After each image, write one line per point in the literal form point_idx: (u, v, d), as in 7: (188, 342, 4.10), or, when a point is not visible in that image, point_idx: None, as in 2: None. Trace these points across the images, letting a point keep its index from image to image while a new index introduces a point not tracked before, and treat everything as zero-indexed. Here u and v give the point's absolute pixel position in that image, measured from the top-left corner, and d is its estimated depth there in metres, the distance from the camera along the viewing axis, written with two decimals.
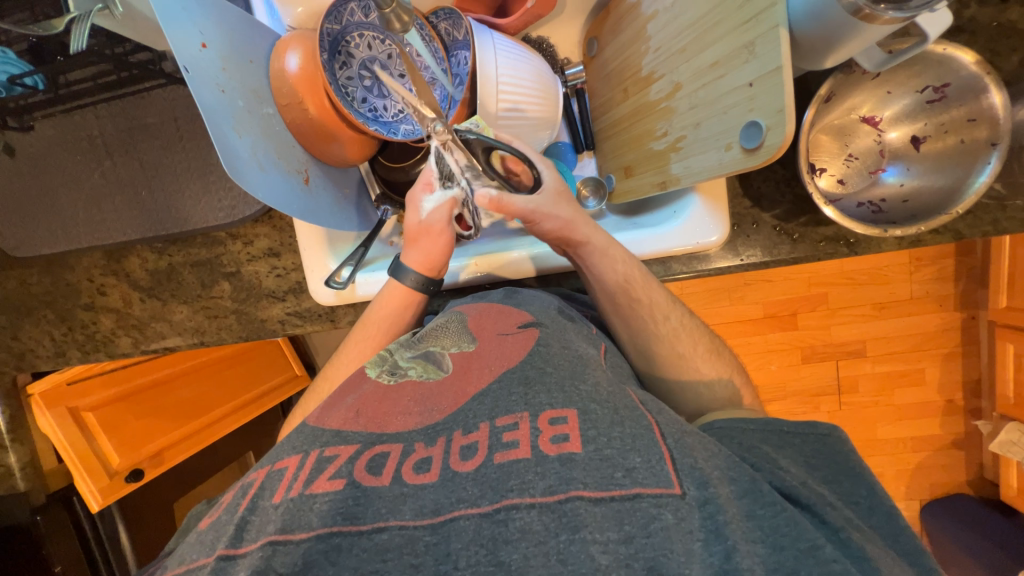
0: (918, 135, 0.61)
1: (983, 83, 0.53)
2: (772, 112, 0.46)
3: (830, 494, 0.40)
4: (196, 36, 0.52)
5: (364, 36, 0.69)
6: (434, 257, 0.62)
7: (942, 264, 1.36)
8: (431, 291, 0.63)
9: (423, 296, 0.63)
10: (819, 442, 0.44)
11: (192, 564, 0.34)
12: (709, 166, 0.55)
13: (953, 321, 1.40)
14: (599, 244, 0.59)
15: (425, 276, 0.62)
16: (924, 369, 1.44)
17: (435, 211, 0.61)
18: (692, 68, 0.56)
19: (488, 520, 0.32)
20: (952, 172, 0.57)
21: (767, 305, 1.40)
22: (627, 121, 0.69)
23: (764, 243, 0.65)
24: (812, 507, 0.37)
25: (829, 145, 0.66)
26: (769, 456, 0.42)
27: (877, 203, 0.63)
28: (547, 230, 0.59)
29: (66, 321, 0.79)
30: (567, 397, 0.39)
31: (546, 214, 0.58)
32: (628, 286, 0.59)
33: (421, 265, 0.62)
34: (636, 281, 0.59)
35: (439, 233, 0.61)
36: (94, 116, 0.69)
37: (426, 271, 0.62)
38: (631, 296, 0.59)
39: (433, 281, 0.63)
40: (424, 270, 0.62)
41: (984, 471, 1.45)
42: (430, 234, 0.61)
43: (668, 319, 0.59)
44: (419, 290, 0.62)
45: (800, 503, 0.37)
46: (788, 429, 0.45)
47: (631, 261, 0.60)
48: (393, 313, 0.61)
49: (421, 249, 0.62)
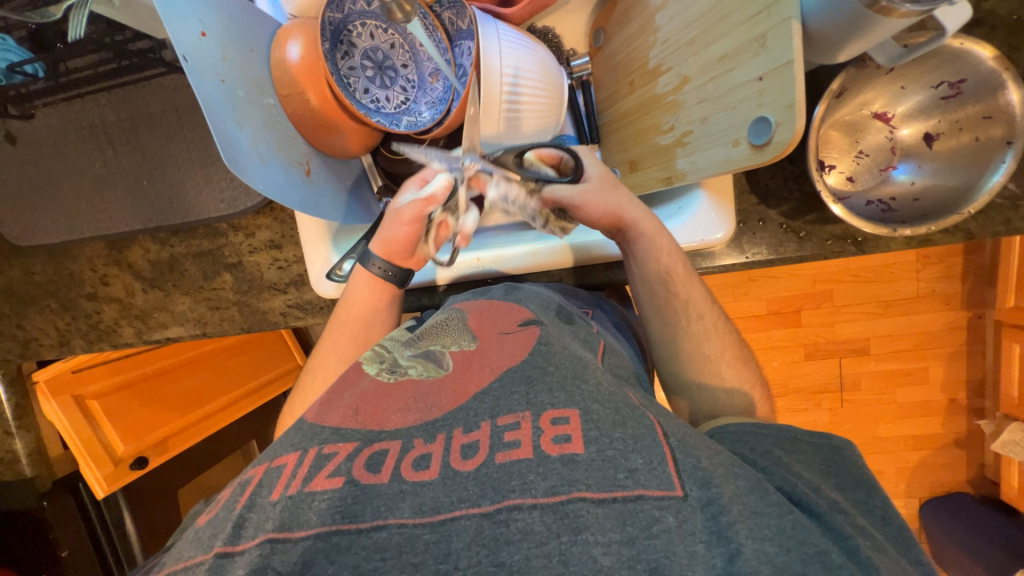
0: (931, 132, 0.60)
1: (1001, 78, 0.51)
2: (782, 107, 0.45)
3: (843, 500, 0.40)
4: (195, 24, 0.51)
5: (367, 25, 0.68)
6: (392, 249, 0.61)
7: (949, 263, 1.35)
8: (396, 280, 0.63)
9: (390, 284, 0.63)
10: (832, 453, 0.44)
11: (190, 561, 0.34)
12: (715, 162, 0.54)
13: (959, 320, 1.39)
14: (650, 228, 0.58)
15: (386, 263, 0.62)
16: (928, 368, 1.43)
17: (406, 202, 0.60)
18: (700, 61, 0.54)
19: (489, 519, 0.32)
20: (965, 171, 0.56)
21: (770, 301, 1.39)
22: (634, 114, 0.68)
23: (769, 240, 0.64)
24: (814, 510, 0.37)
25: (840, 141, 0.65)
26: (781, 460, 0.42)
27: (886, 202, 0.62)
28: (602, 211, 0.58)
29: (70, 310, 0.79)
30: (569, 397, 0.39)
31: (604, 194, 0.58)
32: (670, 276, 0.59)
33: (384, 251, 0.61)
34: (680, 273, 0.59)
35: (404, 224, 0.60)
36: (96, 104, 0.69)
37: (387, 257, 0.62)
38: (668, 287, 0.59)
39: (397, 270, 0.63)
40: (386, 259, 0.62)
41: (985, 470, 1.45)
42: (395, 221, 0.60)
43: (701, 317, 0.59)
44: (384, 279, 0.62)
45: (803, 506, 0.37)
46: (801, 438, 0.45)
47: (673, 246, 0.59)
48: (375, 301, 0.62)
49: (384, 236, 0.61)
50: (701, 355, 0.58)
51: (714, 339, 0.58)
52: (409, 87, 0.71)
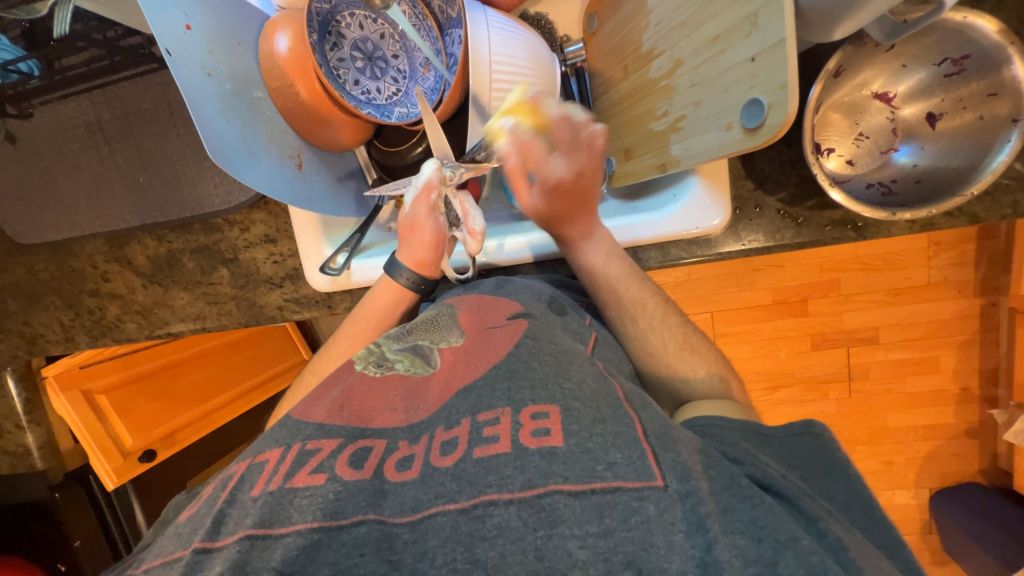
0: (934, 112, 0.58)
1: (1005, 53, 0.49)
2: (773, 89, 0.44)
3: (810, 491, 0.39)
4: (179, 17, 0.51)
5: (355, 15, 0.67)
6: (422, 258, 0.61)
7: (962, 249, 1.31)
8: (423, 291, 0.62)
9: (416, 295, 0.62)
10: (799, 444, 0.43)
11: (169, 557, 0.34)
12: (708, 147, 0.53)
13: (973, 308, 1.35)
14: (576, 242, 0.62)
15: (417, 273, 0.61)
16: (940, 356, 1.40)
17: (412, 206, 0.60)
18: (693, 43, 0.53)
19: (465, 515, 0.32)
20: (969, 151, 0.54)
21: (776, 290, 1.37)
22: (628, 100, 0.66)
23: (766, 227, 0.63)
24: (793, 500, 0.36)
25: (840, 122, 0.62)
26: (750, 451, 0.40)
27: (887, 184, 0.60)
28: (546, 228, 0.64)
29: (73, 306, 0.80)
30: (550, 394, 0.39)
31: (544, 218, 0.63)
32: (596, 277, 0.60)
33: (415, 261, 0.61)
34: (604, 277, 0.59)
35: (421, 227, 0.60)
36: (91, 102, 0.69)
37: (417, 268, 0.62)
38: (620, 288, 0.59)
39: (426, 281, 0.62)
40: (414, 268, 0.61)
41: (997, 460, 1.42)
42: (417, 231, 0.61)
43: (637, 321, 0.58)
44: (412, 289, 0.61)
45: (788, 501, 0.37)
46: (768, 431, 0.44)
47: (607, 253, 0.61)
48: (387, 309, 0.61)
49: (410, 246, 0.61)
50: (696, 345, 0.56)
51: (660, 333, 0.57)
52: (401, 77, 0.69)
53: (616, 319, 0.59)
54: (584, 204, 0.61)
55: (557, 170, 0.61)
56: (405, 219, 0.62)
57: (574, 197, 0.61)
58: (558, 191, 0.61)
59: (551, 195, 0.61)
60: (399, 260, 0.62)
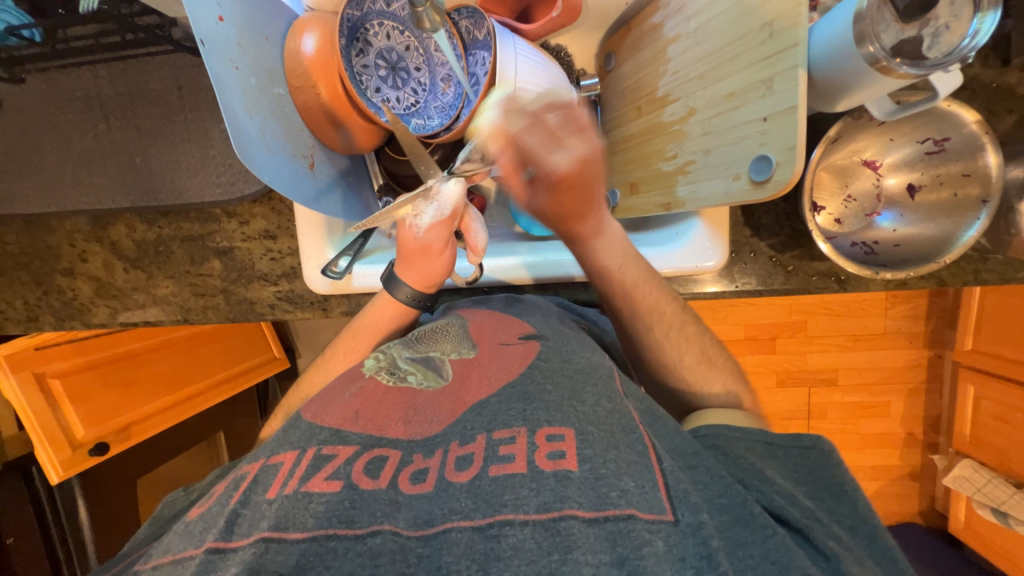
0: (913, 183, 0.64)
1: (980, 142, 0.57)
2: (782, 148, 0.48)
3: (825, 510, 0.42)
4: (213, 8, 0.50)
5: (384, 25, 0.68)
6: (430, 277, 0.60)
7: (915, 303, 1.43)
8: (424, 306, 0.62)
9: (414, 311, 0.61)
10: (816, 455, 0.46)
11: (181, 554, 0.34)
12: (715, 193, 0.56)
13: (921, 358, 1.47)
14: (589, 230, 0.57)
15: (417, 291, 0.60)
16: (891, 402, 1.50)
17: (431, 231, 0.56)
18: (708, 95, 0.56)
19: (480, 533, 0.33)
20: (941, 223, 0.61)
21: (748, 327, 1.44)
22: (637, 139, 0.70)
23: (759, 272, 0.67)
24: (807, 533, 0.38)
25: (831, 184, 0.67)
26: (756, 469, 0.43)
27: (870, 245, 0.65)
28: (553, 219, 0.58)
29: (41, 284, 0.75)
30: (564, 417, 0.40)
31: (555, 204, 0.55)
32: (611, 279, 0.59)
33: (420, 281, 0.60)
34: (621, 284, 0.59)
35: (438, 253, 0.58)
36: (92, 75, 0.66)
37: (421, 287, 0.61)
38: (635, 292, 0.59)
39: (426, 296, 0.61)
40: (418, 286, 0.60)
41: (935, 502, 1.53)
42: (426, 256, 0.58)
43: (653, 329, 0.59)
44: (414, 306, 0.61)
45: (793, 526, 0.39)
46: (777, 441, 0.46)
47: (620, 257, 0.59)
48: (391, 322, 0.60)
49: (416, 266, 0.59)
50: (710, 357, 0.58)
51: (672, 349, 0.58)
52: (420, 89, 0.70)
53: (633, 325, 0.60)
54: (593, 200, 0.55)
55: (558, 165, 0.52)
56: (407, 242, 0.57)
57: (581, 191, 0.54)
58: (560, 188, 0.54)
59: (550, 194, 0.54)
60: (399, 275, 0.60)
